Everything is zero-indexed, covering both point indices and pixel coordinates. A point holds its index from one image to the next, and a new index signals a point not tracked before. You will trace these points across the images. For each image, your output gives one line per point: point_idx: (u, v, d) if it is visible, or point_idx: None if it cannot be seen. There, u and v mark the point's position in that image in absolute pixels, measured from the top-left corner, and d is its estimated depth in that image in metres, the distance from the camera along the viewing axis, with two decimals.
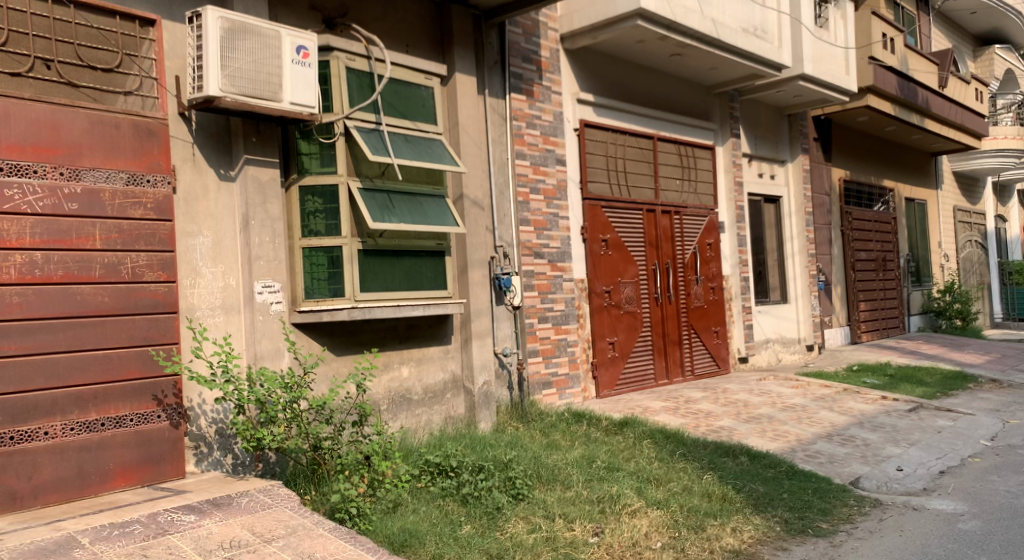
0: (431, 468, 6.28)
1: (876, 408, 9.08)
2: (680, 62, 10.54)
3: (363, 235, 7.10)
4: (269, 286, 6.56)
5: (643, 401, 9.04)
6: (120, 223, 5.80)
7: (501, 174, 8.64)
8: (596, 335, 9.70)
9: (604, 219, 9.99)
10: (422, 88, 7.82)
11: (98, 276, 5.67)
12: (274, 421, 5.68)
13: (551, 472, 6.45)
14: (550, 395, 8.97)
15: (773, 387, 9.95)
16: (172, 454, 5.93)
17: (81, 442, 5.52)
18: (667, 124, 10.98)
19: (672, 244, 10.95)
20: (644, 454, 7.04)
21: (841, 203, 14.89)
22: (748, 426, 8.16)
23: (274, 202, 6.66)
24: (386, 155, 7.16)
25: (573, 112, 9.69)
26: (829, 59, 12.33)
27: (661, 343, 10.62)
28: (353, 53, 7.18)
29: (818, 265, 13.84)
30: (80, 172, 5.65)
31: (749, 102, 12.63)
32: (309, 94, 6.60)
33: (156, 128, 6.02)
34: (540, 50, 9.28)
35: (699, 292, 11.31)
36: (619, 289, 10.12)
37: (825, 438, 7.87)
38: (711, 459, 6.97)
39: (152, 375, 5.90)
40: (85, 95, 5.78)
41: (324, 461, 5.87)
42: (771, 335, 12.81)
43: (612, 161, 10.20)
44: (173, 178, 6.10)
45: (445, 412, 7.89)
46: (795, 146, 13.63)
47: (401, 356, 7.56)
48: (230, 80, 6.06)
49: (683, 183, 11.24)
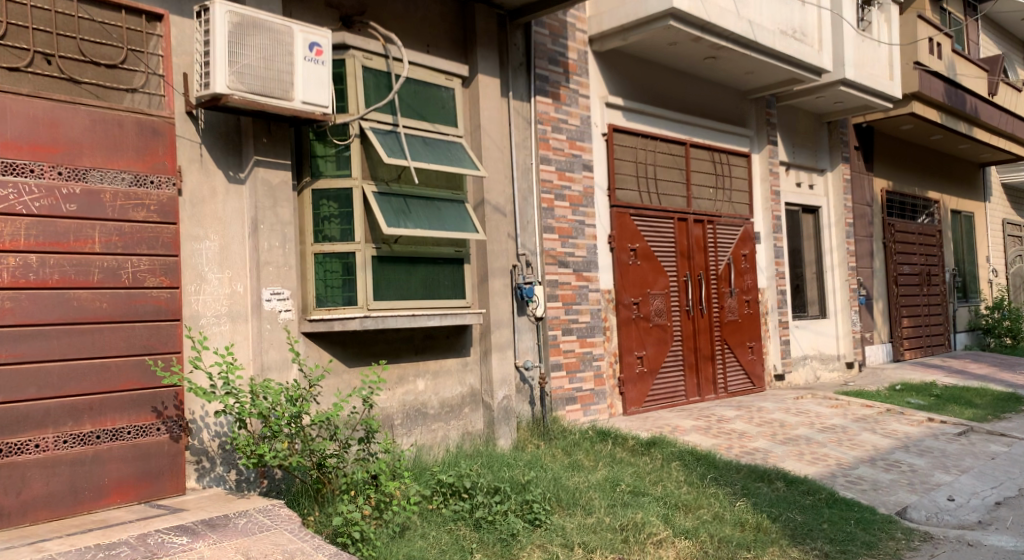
0: (444, 488, 5.89)
1: (922, 431, 8.53)
2: (714, 65, 10.12)
3: (377, 241, 6.78)
4: (278, 293, 6.24)
5: (673, 419, 8.59)
6: (120, 226, 5.53)
7: (524, 180, 8.30)
8: (623, 348, 9.28)
9: (632, 228, 9.58)
10: (442, 89, 7.49)
11: (96, 281, 5.40)
12: (278, 436, 5.36)
13: (571, 495, 6.05)
14: (574, 411, 8.56)
15: (811, 406, 9.44)
16: (172, 469, 5.63)
17: (75, 455, 5.23)
18: (701, 130, 10.56)
19: (704, 255, 10.51)
20: (672, 477, 6.62)
21: (882, 215, 14.32)
22: (784, 448, 7.68)
23: (284, 205, 6.35)
24: (402, 158, 6.83)
25: (601, 116, 9.32)
26: (872, 63, 11.81)
27: (693, 358, 10.17)
28: (369, 52, 6.85)
29: (859, 278, 13.28)
30: (81, 172, 5.39)
31: (787, 109, 12.18)
32: (321, 93, 6.27)
33: (161, 127, 5.77)
34: (568, 52, 8.93)
35: (733, 305, 10.86)
36: (648, 300, 9.69)
37: (867, 462, 7.37)
38: (744, 484, 6.52)
39: (150, 386, 5.61)
40: (87, 92, 5.49)
41: (328, 481, 5.54)
42: (809, 351, 12.28)
43: (642, 168, 9.80)
44: (178, 179, 5.83)
45: (462, 428, 7.53)
46: (836, 154, 13.10)
47: (417, 369, 7.22)
48: (237, 77, 5.76)
49: (717, 192, 10.80)
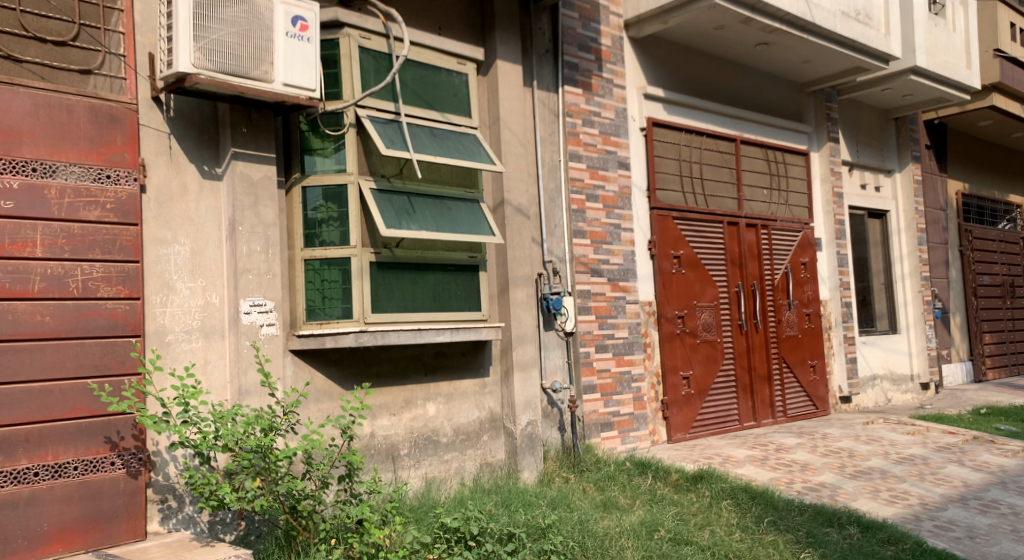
0: (448, 534, 4.88)
1: (1020, 464, 7.33)
2: (767, 52, 9.11)
3: (376, 245, 5.92)
4: (259, 304, 5.41)
5: (725, 448, 7.54)
6: (68, 227, 4.77)
7: (551, 179, 7.40)
8: (666, 368, 8.27)
9: (675, 233, 8.59)
10: (454, 74, 6.63)
11: (37, 291, 4.63)
12: (248, 472, 4.56)
13: (599, 544, 5.07)
14: (610, 439, 7.56)
15: (884, 433, 8.29)
16: (129, 510, 4.83)
17: (8, 496, 4.46)
18: (752, 126, 9.55)
19: (759, 263, 9.46)
20: (722, 520, 5.62)
21: (957, 220, 13.04)
22: (854, 484, 6.56)
23: (267, 204, 5.52)
24: (403, 149, 5.98)
25: (639, 109, 8.38)
26: (946, 50, 10.62)
27: (747, 379, 9.09)
28: (367, 31, 6.03)
29: (933, 289, 12.00)
30: (21, 164, 4.63)
31: (849, 104, 11.06)
32: (306, 75, 5.45)
33: (119, 113, 5.00)
34: (600, 37, 8.00)
35: (792, 319, 9.78)
36: (694, 314, 8.67)
37: (957, 503, 6.21)
38: (808, 529, 5.47)
39: (102, 413, 4.81)
40: (30, 72, 4.75)
41: (303, 528, 4.73)
42: (878, 370, 11.06)
43: (686, 166, 8.81)
44: (140, 174, 5.06)
45: (480, 458, 6.62)
46: (904, 154, 11.92)
47: (427, 392, 6.34)
48: (205, 54, 4.97)
49: (772, 193, 9.75)
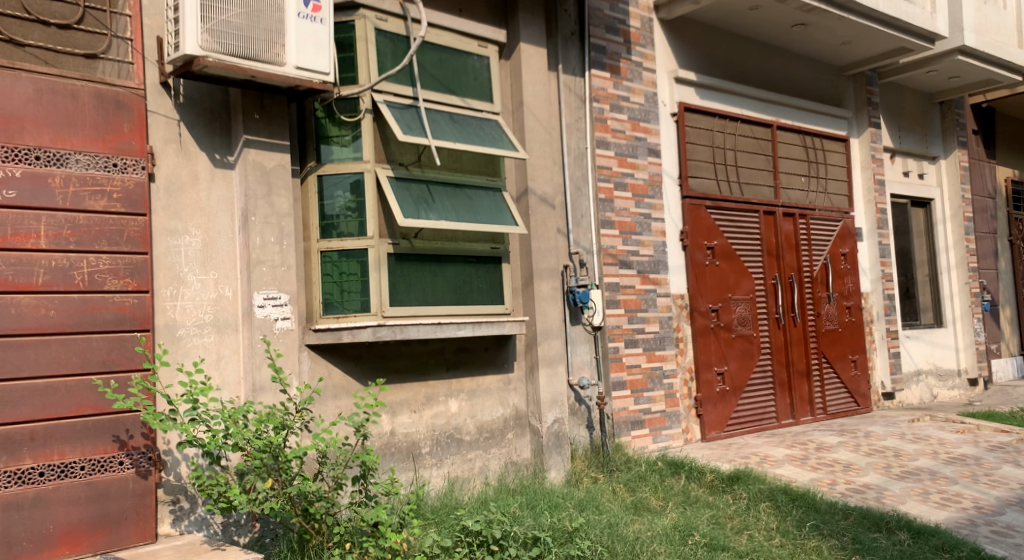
0: (470, 538, 4.62)
1: None
2: (803, 33, 8.73)
3: (394, 236, 5.69)
4: (273, 298, 5.18)
5: (763, 447, 7.20)
6: (73, 218, 4.58)
7: (578, 166, 7.11)
8: (700, 364, 7.95)
9: (708, 222, 8.26)
10: (474, 57, 6.38)
11: (40, 285, 4.45)
12: (259, 473, 4.34)
13: (630, 549, 4.79)
14: (641, 437, 7.26)
15: (930, 431, 7.88)
16: (138, 513, 4.65)
17: (11, 497, 4.29)
18: (789, 111, 9.18)
19: (797, 254, 9.08)
20: (761, 524, 5.30)
21: (1005, 208, 12.50)
22: (902, 485, 6.20)
23: (281, 193, 5.29)
24: (421, 135, 5.73)
25: (669, 93, 8.06)
26: (995, 29, 10.12)
27: (784, 375, 8.73)
28: (383, 12, 5.80)
29: (981, 281, 11.50)
30: (23, 152, 4.46)
31: (890, 88, 10.62)
32: (319, 58, 5.22)
33: (127, 99, 4.81)
34: (629, 19, 7.69)
35: (832, 312, 9.38)
36: (729, 307, 8.33)
37: (1015, 506, 5.83)
38: (854, 534, 5.14)
39: (110, 411, 4.63)
40: (33, 56, 4.56)
41: (316, 532, 4.50)
42: (922, 366, 10.62)
43: (719, 153, 8.47)
44: (148, 162, 4.86)
45: (505, 457, 6.37)
46: (949, 140, 11.43)
47: (449, 388, 6.10)
48: (213, 36, 4.76)
49: (810, 181, 9.36)
